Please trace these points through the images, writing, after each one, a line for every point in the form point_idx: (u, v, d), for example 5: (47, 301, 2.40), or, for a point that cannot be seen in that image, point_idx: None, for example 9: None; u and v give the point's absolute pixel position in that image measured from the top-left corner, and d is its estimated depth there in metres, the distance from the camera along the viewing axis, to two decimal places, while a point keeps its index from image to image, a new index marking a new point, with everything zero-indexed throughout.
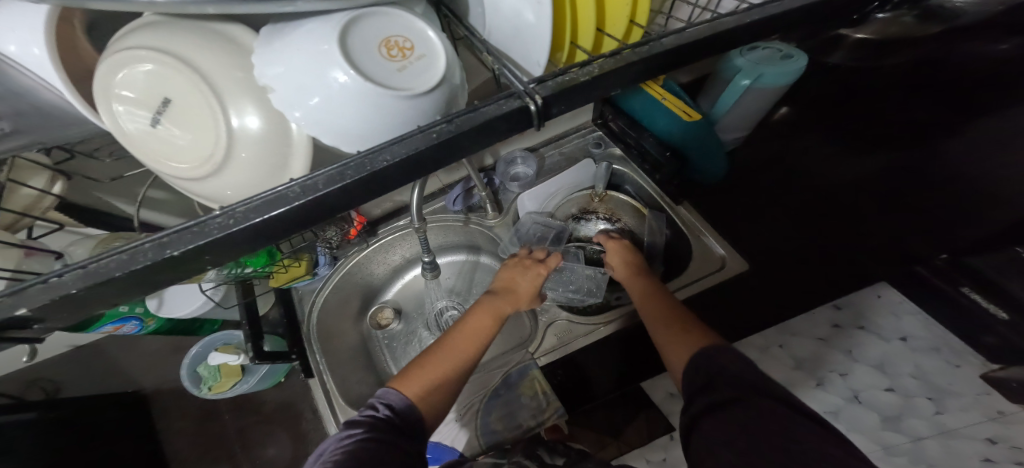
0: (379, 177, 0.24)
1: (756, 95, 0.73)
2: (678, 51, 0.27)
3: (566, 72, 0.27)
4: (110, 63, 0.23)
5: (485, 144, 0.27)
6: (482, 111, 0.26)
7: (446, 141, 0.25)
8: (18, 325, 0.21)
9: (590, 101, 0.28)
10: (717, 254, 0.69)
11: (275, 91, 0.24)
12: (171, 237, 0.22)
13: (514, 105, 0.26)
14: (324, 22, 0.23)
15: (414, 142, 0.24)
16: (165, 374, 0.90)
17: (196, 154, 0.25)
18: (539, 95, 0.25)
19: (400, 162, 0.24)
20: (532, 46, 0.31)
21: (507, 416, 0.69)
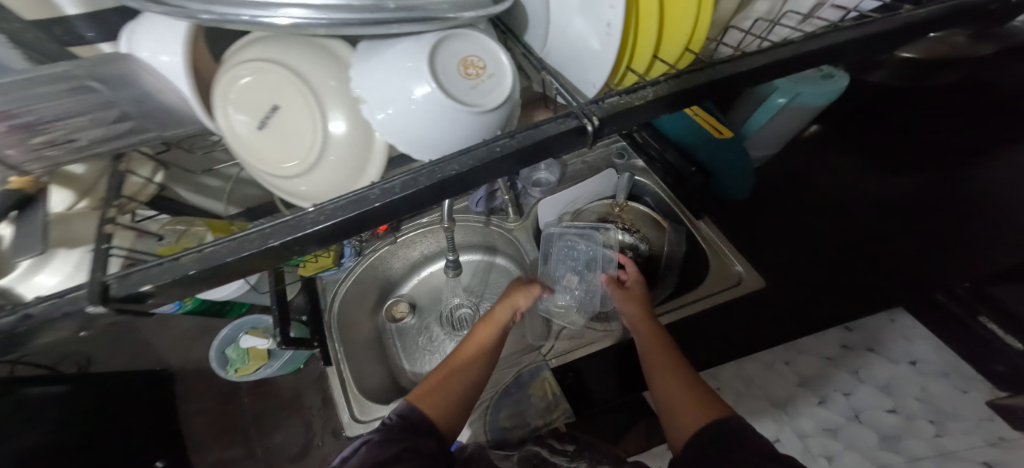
0: (448, 184, 0.27)
1: (787, 114, 0.75)
2: (722, 79, 0.30)
3: (619, 96, 0.29)
4: (233, 73, 0.26)
5: (542, 158, 0.29)
6: (542, 128, 0.28)
7: (507, 154, 0.27)
8: (135, 299, 0.24)
9: (639, 122, 0.31)
10: (736, 271, 0.70)
11: (364, 101, 0.27)
12: (270, 229, 0.25)
13: (572, 124, 0.28)
14: (414, 41, 0.26)
15: (480, 155, 0.27)
16: (186, 353, 0.92)
17: (293, 154, 0.28)
18: (596, 116, 0.28)
19: (468, 171, 0.26)
20: (590, 71, 0.34)
21: (516, 415, 0.72)
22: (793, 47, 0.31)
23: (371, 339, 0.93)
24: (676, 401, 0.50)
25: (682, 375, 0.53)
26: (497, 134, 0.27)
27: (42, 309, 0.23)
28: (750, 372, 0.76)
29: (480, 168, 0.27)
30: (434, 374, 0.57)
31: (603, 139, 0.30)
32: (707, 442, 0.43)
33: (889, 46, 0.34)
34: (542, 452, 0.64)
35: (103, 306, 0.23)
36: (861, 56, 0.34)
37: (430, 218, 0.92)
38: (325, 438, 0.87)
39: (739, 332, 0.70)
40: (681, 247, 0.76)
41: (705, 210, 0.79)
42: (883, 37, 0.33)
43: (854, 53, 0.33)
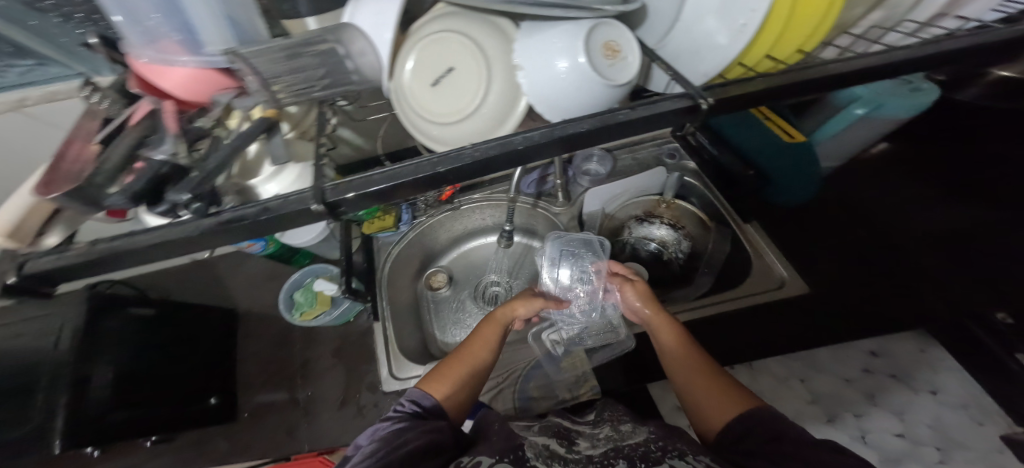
0: (577, 139, 0.31)
1: (862, 125, 0.76)
2: (844, 74, 0.32)
3: (732, 84, 0.32)
4: (426, 42, 0.34)
5: (655, 131, 0.32)
6: (659, 103, 0.31)
7: (627, 122, 0.30)
8: (334, 206, 0.31)
9: (755, 106, 0.33)
10: (779, 274, 0.73)
11: (520, 70, 0.32)
12: (438, 159, 0.32)
13: (687, 103, 0.31)
14: (565, 25, 0.30)
15: (604, 118, 0.30)
16: (254, 297, 1.00)
17: (455, 106, 0.35)
18: (710, 98, 0.30)
19: (592, 132, 0.30)
20: (704, 62, 0.39)
21: (545, 387, 0.78)
22: (915, 49, 0.33)
23: (409, 303, 1.00)
24: (708, 393, 0.53)
25: (716, 382, 0.53)
26: (618, 104, 0.30)
27: (277, 205, 0.30)
28: (764, 386, 0.68)
29: (600, 130, 0.30)
30: (442, 366, 0.59)
31: (717, 116, 0.32)
32: (751, 432, 0.46)
33: (1011, 55, 0.35)
34: (564, 423, 0.62)
35: (321, 206, 0.30)
36: (981, 63, 0.35)
37: (481, 195, 0.97)
38: (363, 392, 0.87)
39: (787, 335, 0.69)
40: (725, 249, 0.81)
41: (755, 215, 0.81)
42: (1009, 45, 0.33)
43: (977, 59, 0.34)
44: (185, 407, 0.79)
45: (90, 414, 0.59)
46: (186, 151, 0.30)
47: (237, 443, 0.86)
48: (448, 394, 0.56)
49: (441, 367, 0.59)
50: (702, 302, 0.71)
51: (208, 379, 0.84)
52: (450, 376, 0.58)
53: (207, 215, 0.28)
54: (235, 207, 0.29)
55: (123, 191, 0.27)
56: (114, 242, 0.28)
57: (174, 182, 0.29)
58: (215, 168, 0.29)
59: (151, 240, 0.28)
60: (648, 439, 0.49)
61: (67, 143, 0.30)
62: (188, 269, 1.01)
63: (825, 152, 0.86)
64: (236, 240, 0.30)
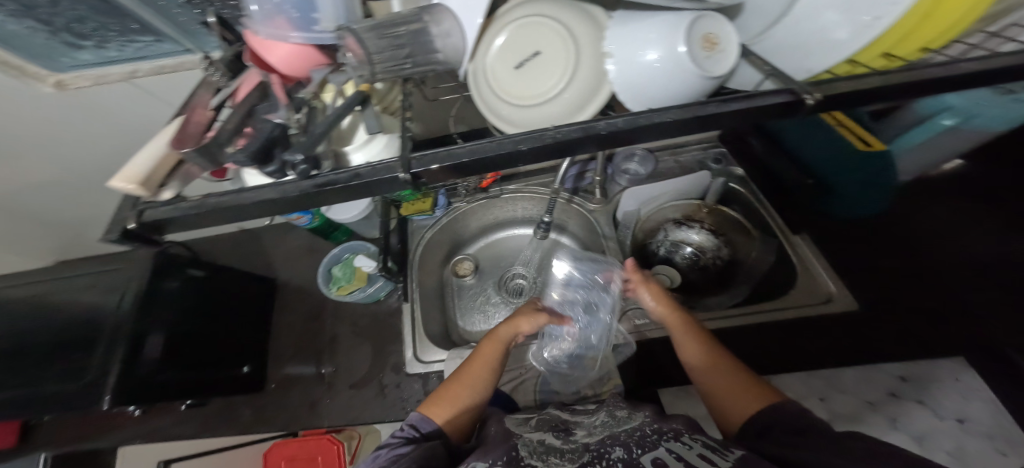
0: (664, 128, 0.30)
1: (954, 137, 0.62)
2: (965, 77, 0.29)
3: (841, 80, 0.30)
4: (520, 28, 0.36)
5: (748, 125, 0.31)
6: (758, 97, 0.30)
7: (719, 115, 0.29)
8: (415, 176, 0.32)
9: (857, 107, 0.31)
10: (826, 288, 0.69)
11: (609, 59, 0.31)
12: (520, 138, 0.32)
13: (790, 98, 0.29)
14: (661, 16, 0.29)
15: (694, 110, 0.30)
16: (293, 269, 1.04)
17: (535, 89, 0.36)
18: (818, 94, 0.28)
19: (680, 122, 0.29)
20: (813, 59, 0.40)
21: (567, 381, 0.76)
22: None
23: (436, 288, 1.01)
24: (731, 389, 0.52)
25: (742, 380, 0.53)
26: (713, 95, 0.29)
27: (366, 172, 0.31)
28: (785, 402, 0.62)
29: (689, 121, 0.29)
30: (445, 388, 0.58)
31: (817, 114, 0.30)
32: (780, 425, 0.44)
33: None
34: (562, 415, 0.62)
35: (407, 176, 0.31)
36: None
37: (516, 186, 0.97)
38: (385, 372, 0.88)
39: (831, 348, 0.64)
40: (768, 259, 0.78)
41: (806, 226, 0.76)
42: None
43: None
44: (223, 371, 0.82)
45: (142, 374, 0.61)
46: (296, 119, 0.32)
47: (261, 411, 0.88)
48: (452, 417, 0.55)
49: (444, 389, 0.58)
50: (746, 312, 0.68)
51: (241, 348, 0.87)
52: (453, 397, 0.57)
53: (308, 177, 0.30)
54: (330, 172, 0.30)
55: (242, 150, 0.28)
56: (221, 198, 0.30)
57: (281, 146, 0.30)
58: (320, 135, 0.30)
59: (255, 197, 0.30)
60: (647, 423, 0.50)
61: (192, 109, 0.33)
62: (236, 237, 1.06)
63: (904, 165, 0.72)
64: (326, 203, 0.31)
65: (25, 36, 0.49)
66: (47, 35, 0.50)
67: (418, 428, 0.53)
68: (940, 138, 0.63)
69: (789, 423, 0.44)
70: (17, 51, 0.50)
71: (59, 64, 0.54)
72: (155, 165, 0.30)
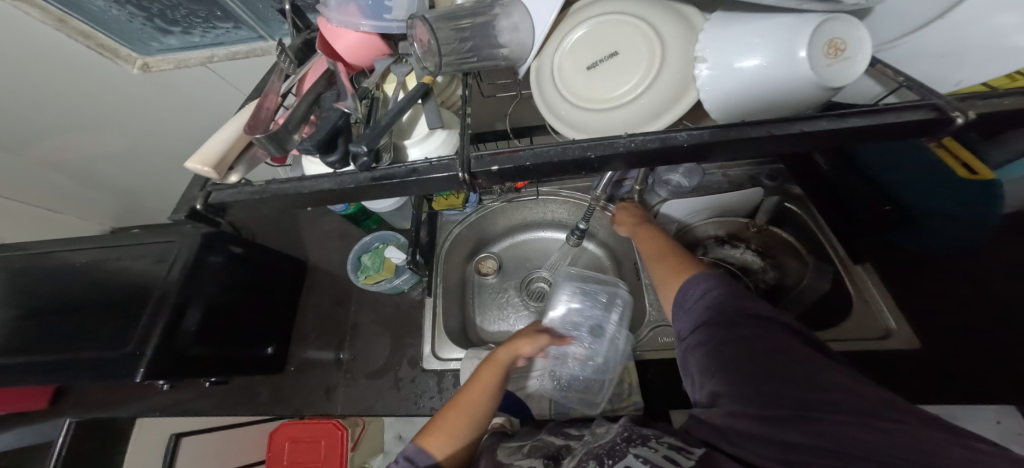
0: (757, 144, 0.27)
1: None
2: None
3: (997, 96, 0.26)
4: (599, 26, 0.34)
5: (869, 142, 0.27)
6: (883, 113, 0.26)
7: (828, 132, 0.26)
8: (473, 177, 0.30)
9: (998, 130, 0.27)
10: (883, 323, 0.62)
11: (701, 64, 0.28)
12: (588, 144, 0.29)
13: (926, 115, 0.25)
14: (769, 18, 0.26)
15: (800, 124, 0.26)
16: (323, 252, 1.03)
17: (608, 91, 0.33)
18: (970, 112, 0.24)
19: (780, 137, 0.26)
20: (964, 70, 0.37)
21: (586, 395, 0.72)
22: None
23: (457, 284, 0.98)
24: (670, 284, 0.53)
25: (671, 278, 0.54)
26: (829, 92, 0.25)
27: (424, 168, 0.29)
28: None
29: (793, 135, 0.26)
30: (439, 418, 0.57)
31: (943, 137, 0.27)
32: (700, 310, 0.45)
33: None
34: (555, 442, 0.56)
35: (467, 177, 0.29)
36: None
37: (550, 188, 0.94)
38: (403, 365, 0.87)
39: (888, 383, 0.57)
40: (823, 286, 0.71)
41: (873, 253, 0.67)
42: None
43: None
44: (251, 348, 0.82)
45: (177, 346, 0.62)
46: (361, 110, 0.31)
47: (279, 391, 0.88)
48: (447, 450, 0.54)
49: (438, 420, 0.57)
50: None
51: (269, 327, 0.88)
52: (449, 428, 0.56)
53: (366, 170, 0.28)
54: (388, 165, 0.29)
55: (311, 138, 0.27)
56: (283, 185, 0.29)
57: (344, 136, 0.29)
58: (385, 126, 0.28)
59: (304, 187, 0.29)
60: (618, 432, 0.45)
61: (266, 95, 0.32)
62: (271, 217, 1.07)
63: None
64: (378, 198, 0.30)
65: (125, 21, 0.55)
66: (145, 20, 0.55)
67: (414, 460, 0.53)
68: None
69: (718, 315, 0.42)
70: (113, 34, 0.57)
71: (149, 48, 0.60)
72: (230, 148, 0.30)
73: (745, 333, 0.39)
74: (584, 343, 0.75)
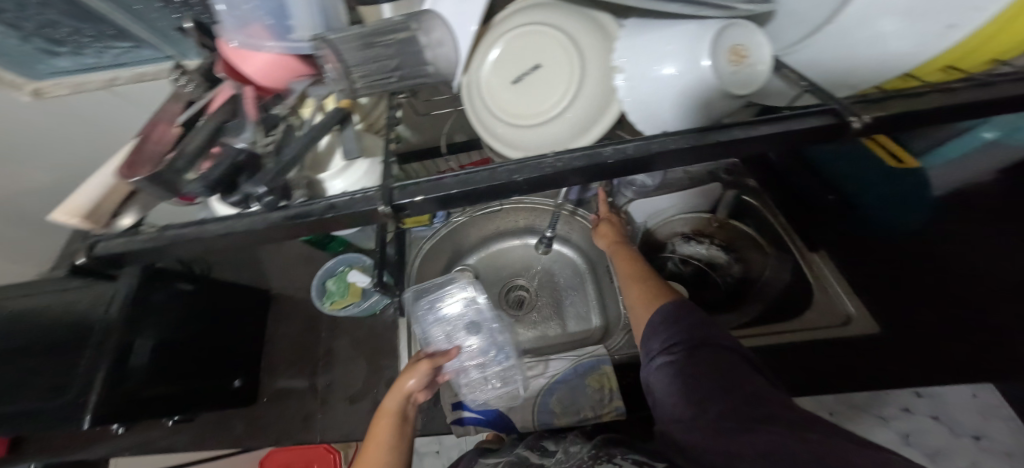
0: (681, 156, 0.27)
1: (992, 151, 0.60)
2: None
3: (907, 96, 0.26)
4: (521, 36, 0.34)
5: (793, 147, 0.27)
6: (792, 119, 0.26)
7: (745, 140, 0.26)
8: (397, 209, 0.28)
9: (922, 127, 0.27)
10: (844, 309, 0.63)
11: (621, 73, 0.29)
12: (516, 167, 0.28)
13: (829, 121, 0.25)
14: (679, 25, 0.26)
15: (718, 134, 0.26)
16: (288, 278, 0.97)
17: (537, 106, 0.33)
18: (865, 115, 0.25)
19: (701, 148, 0.26)
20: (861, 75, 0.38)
21: (568, 401, 0.71)
22: None
23: None
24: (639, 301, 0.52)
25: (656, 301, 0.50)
26: (735, 119, 0.26)
27: (344, 203, 0.27)
28: None
29: (712, 145, 0.26)
30: None
31: (868, 136, 0.27)
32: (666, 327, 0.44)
33: None
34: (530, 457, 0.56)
35: (389, 209, 0.27)
36: None
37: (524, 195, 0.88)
38: (381, 387, 0.84)
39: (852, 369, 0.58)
40: (783, 276, 0.71)
41: (828, 241, 0.69)
42: None
43: None
44: (213, 383, 0.76)
45: (129, 389, 0.57)
46: (263, 141, 0.29)
47: (255, 424, 0.83)
48: None
49: None
50: (768, 333, 0.63)
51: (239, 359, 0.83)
52: None
53: (277, 209, 0.27)
54: (302, 203, 0.27)
55: (201, 179, 0.26)
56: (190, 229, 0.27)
57: (248, 173, 0.28)
58: (291, 160, 0.27)
59: (217, 230, 0.27)
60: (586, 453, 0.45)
61: (150, 124, 0.30)
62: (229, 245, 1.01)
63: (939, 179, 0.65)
64: (304, 228, 0.28)
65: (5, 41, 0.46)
66: (20, 41, 0.47)
67: None
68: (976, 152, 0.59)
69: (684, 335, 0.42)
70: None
71: (38, 71, 0.52)
72: (102, 196, 0.30)
73: (703, 355, 0.40)
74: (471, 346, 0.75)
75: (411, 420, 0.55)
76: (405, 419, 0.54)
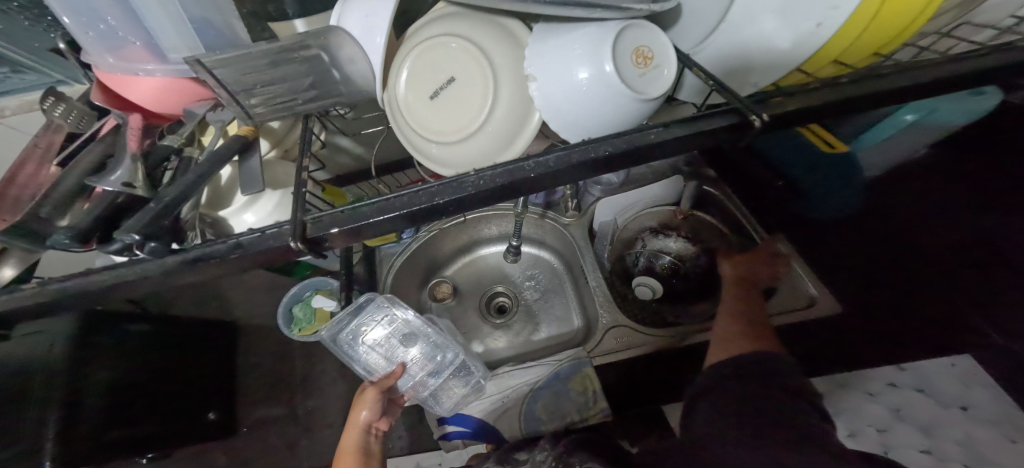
0: (602, 163, 0.26)
1: (915, 134, 0.59)
2: (941, 79, 0.26)
3: (817, 88, 0.27)
4: (434, 49, 0.34)
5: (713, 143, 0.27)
6: (705, 119, 0.27)
7: (659, 143, 0.26)
8: (318, 241, 0.27)
9: (837, 116, 0.28)
10: (807, 292, 0.63)
11: (535, 81, 0.30)
12: (437, 188, 0.27)
13: (737, 119, 0.26)
14: (582, 32, 0.27)
15: (633, 139, 0.26)
16: (253, 306, 0.88)
17: (460, 122, 0.34)
18: (764, 113, 0.25)
19: (620, 154, 0.26)
20: (757, 71, 0.39)
21: (553, 406, 0.64)
22: None
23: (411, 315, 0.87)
24: (723, 337, 0.50)
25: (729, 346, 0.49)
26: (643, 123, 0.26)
27: (250, 241, 0.27)
28: None
29: (627, 151, 0.26)
30: None
31: (779, 131, 0.27)
32: (746, 374, 0.44)
33: None
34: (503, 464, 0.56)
35: (301, 244, 0.26)
36: None
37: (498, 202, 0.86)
38: None
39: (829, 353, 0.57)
40: None
41: (788, 226, 0.70)
42: None
43: None
44: (181, 420, 0.69)
45: None
46: (141, 180, 0.31)
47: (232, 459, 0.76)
48: None
49: None
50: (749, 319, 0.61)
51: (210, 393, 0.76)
52: None
53: (171, 253, 0.27)
54: (207, 243, 0.27)
55: (71, 228, 0.29)
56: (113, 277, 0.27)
57: (129, 214, 0.32)
58: (177, 201, 0.27)
59: (141, 273, 0.28)
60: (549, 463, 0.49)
61: (21, 165, 0.37)
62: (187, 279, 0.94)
63: (870, 164, 0.67)
64: (219, 264, 0.27)
65: None
66: None
67: None
68: (901, 135, 0.59)
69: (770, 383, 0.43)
70: None
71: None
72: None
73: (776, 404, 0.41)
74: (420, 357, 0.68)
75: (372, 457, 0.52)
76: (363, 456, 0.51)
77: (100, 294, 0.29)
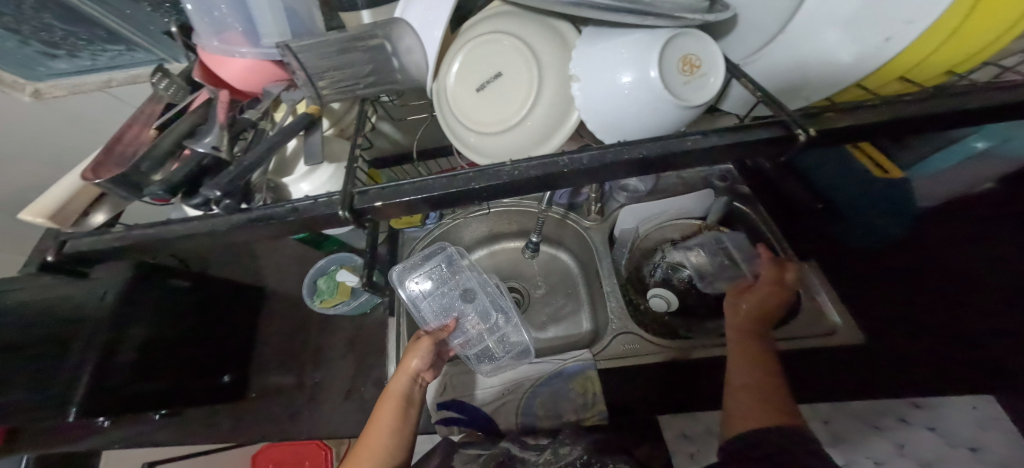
0: (637, 164, 0.28)
1: (976, 163, 0.58)
2: (992, 108, 0.26)
3: (857, 109, 0.28)
4: (485, 44, 0.37)
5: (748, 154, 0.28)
6: (744, 131, 0.27)
7: (693, 150, 0.27)
8: (361, 213, 0.30)
9: (873, 136, 0.28)
10: (830, 321, 0.61)
11: (580, 81, 0.31)
12: (476, 174, 0.29)
13: (778, 133, 0.27)
14: (631, 38, 0.29)
15: (668, 144, 0.27)
16: (282, 275, 0.92)
17: (501, 114, 0.36)
18: (808, 128, 0.26)
19: (654, 157, 0.27)
20: (811, 84, 0.40)
21: (552, 404, 0.64)
22: None
23: None
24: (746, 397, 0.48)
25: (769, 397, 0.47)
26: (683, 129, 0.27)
27: (306, 207, 0.29)
28: None
29: (661, 155, 0.27)
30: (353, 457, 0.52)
31: (815, 147, 0.28)
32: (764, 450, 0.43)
33: None
34: (511, 448, 0.58)
35: (348, 214, 0.29)
36: None
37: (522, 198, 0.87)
38: None
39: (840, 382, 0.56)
40: None
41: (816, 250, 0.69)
42: None
43: None
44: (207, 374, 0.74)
45: None
46: (225, 145, 0.36)
47: None
48: None
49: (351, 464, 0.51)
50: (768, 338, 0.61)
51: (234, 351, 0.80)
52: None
53: (237, 211, 0.30)
54: (264, 206, 0.30)
55: (163, 181, 0.33)
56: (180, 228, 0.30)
57: (208, 175, 0.36)
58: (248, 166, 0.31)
59: (207, 226, 0.31)
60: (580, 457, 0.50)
61: (129, 126, 0.40)
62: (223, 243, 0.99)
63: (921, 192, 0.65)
64: (274, 225, 0.30)
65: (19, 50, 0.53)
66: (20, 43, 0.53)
67: None
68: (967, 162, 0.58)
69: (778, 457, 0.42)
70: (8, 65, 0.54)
71: (38, 74, 0.57)
72: (70, 199, 0.38)
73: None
74: (471, 314, 0.71)
75: (415, 404, 0.57)
76: (408, 401, 0.56)
77: (162, 241, 0.32)
